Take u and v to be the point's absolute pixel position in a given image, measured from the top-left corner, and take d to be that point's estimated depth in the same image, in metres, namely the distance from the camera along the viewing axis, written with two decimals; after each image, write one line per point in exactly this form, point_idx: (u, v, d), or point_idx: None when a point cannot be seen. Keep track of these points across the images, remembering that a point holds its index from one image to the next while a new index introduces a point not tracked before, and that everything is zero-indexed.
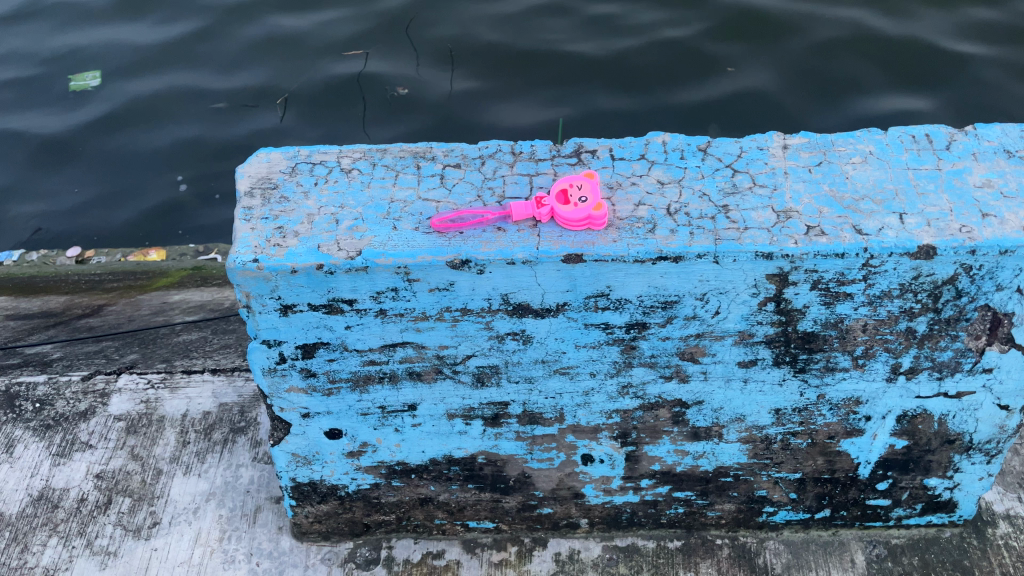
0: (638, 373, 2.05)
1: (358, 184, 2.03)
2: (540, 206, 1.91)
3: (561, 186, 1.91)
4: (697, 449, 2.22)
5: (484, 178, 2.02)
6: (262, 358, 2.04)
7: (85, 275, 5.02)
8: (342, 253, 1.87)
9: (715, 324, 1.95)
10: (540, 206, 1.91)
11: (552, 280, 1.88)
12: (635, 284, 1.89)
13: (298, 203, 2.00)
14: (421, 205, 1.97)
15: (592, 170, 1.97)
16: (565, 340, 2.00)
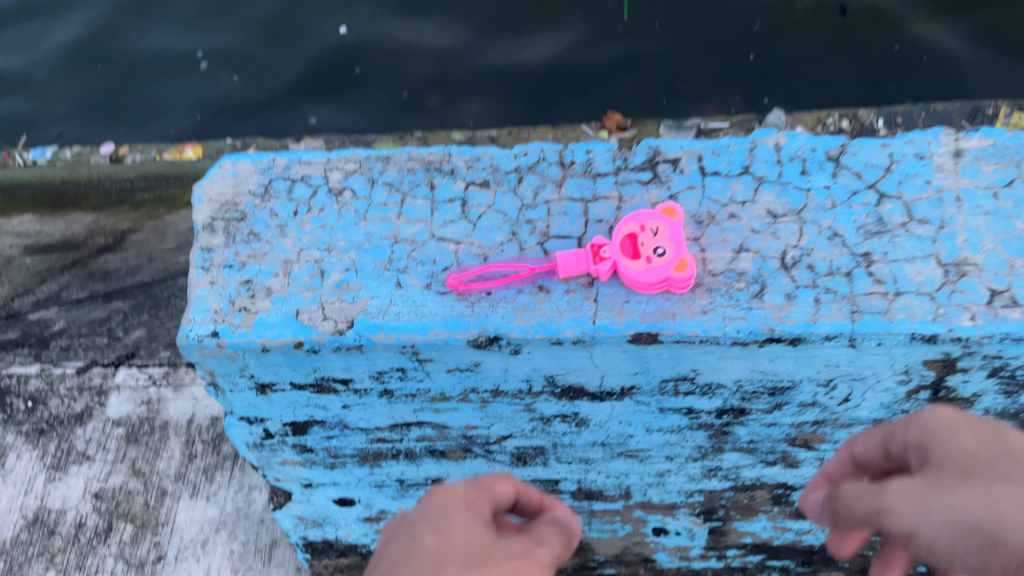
0: (730, 458, 1.55)
1: (350, 213, 1.49)
2: (598, 257, 1.34)
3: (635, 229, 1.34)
4: (802, 525, 1.73)
5: (522, 204, 1.45)
6: (243, 434, 1.61)
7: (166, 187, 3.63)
8: (326, 326, 1.38)
9: (843, 412, 1.42)
10: (596, 258, 1.34)
11: (616, 362, 1.35)
12: (732, 368, 1.35)
13: (271, 243, 1.48)
14: (434, 248, 1.43)
15: (672, 201, 1.38)
16: (633, 424, 1.49)
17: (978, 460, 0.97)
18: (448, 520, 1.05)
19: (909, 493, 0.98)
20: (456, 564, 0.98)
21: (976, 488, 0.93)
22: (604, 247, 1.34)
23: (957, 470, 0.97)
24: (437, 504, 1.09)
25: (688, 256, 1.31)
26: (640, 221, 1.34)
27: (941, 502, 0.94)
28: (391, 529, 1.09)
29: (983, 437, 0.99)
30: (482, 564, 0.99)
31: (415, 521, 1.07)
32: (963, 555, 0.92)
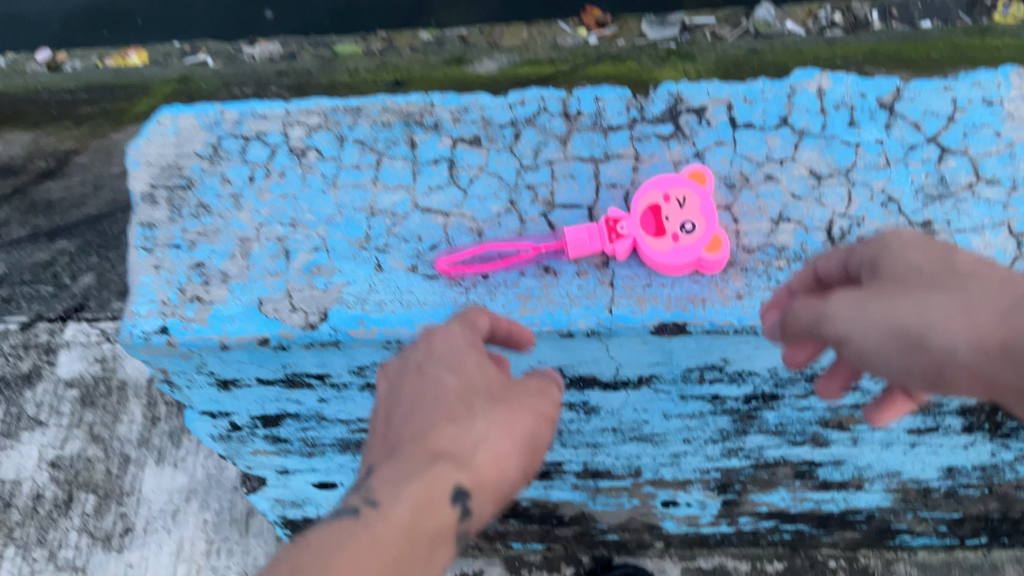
0: (754, 440, 1.40)
1: (317, 179, 1.26)
2: (614, 234, 1.13)
3: (659, 199, 1.13)
4: (822, 496, 1.60)
5: (520, 165, 1.23)
6: (207, 427, 1.42)
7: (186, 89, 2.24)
8: (295, 319, 1.18)
9: None
10: (613, 236, 1.13)
11: (635, 353, 1.17)
12: (768, 357, 1.17)
13: (224, 216, 1.25)
14: (418, 221, 1.22)
15: (701, 164, 1.17)
16: (649, 411, 1.32)
17: (922, 272, 0.89)
18: (463, 363, 1.01)
19: (854, 300, 0.92)
20: (482, 403, 0.99)
21: (916, 295, 0.86)
22: (622, 222, 1.13)
23: (898, 280, 0.90)
24: (441, 348, 1.01)
25: (723, 233, 1.12)
26: (664, 190, 1.14)
27: (878, 311, 0.88)
28: (393, 367, 1.05)
29: (938, 254, 0.90)
30: (506, 405, 1.00)
31: (425, 364, 1.01)
32: (896, 364, 0.86)
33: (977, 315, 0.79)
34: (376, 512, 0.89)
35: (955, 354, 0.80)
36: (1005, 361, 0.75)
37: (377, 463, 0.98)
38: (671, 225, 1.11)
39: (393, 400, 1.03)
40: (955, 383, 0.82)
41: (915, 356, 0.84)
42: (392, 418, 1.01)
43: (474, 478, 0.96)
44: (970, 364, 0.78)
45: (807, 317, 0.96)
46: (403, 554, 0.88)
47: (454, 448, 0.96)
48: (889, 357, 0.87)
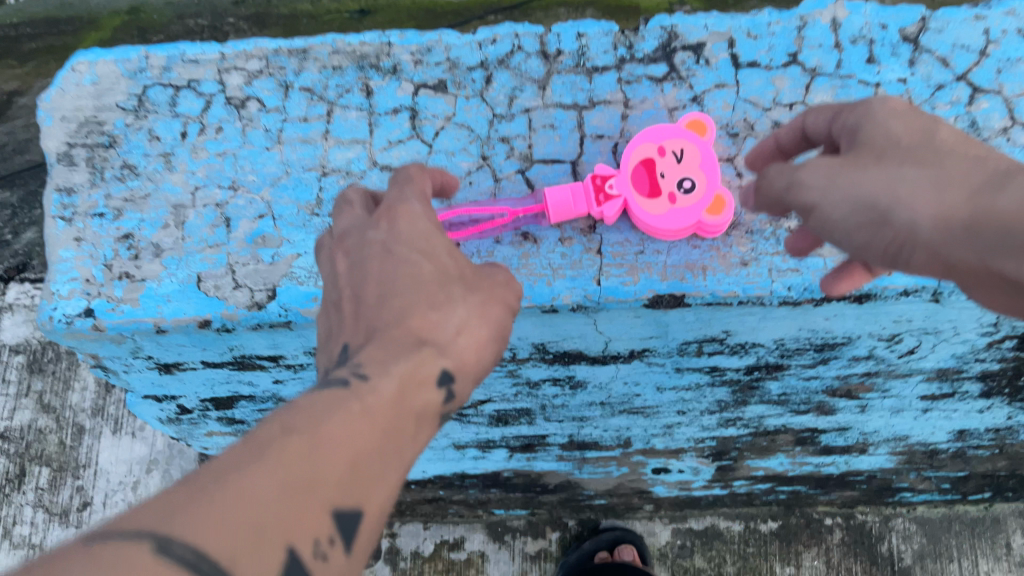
0: (754, 409, 1.28)
1: (259, 134, 1.10)
2: (602, 195, 0.98)
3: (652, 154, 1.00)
4: (823, 460, 1.50)
5: (493, 114, 1.08)
6: (152, 410, 1.29)
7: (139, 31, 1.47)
8: (240, 297, 1.04)
9: (903, 363, 1.14)
10: (601, 197, 0.98)
11: (626, 327, 1.04)
12: (775, 328, 1.04)
13: (153, 179, 1.09)
14: (377, 182, 1.07)
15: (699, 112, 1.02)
16: (641, 384, 1.20)
17: (901, 144, 0.80)
18: (432, 244, 0.85)
19: (828, 168, 0.83)
20: (459, 289, 0.83)
21: (889, 169, 0.79)
22: (611, 179, 0.98)
23: (873, 150, 0.81)
24: (410, 229, 0.84)
25: (726, 192, 0.97)
26: (659, 143, 1.00)
27: (851, 181, 0.80)
28: (354, 247, 0.87)
29: (919, 122, 0.81)
30: (483, 292, 0.84)
31: (393, 243, 0.84)
32: (856, 239, 0.82)
33: (947, 192, 0.74)
34: (366, 386, 0.71)
35: (917, 233, 0.76)
36: (968, 243, 0.71)
37: (354, 346, 0.78)
38: (665, 184, 0.98)
39: (357, 282, 0.84)
40: (913, 261, 0.78)
41: (878, 231, 0.79)
42: (360, 299, 0.83)
43: (458, 360, 0.80)
44: (932, 245, 0.75)
45: (780, 181, 0.86)
46: (394, 433, 0.70)
47: (433, 332, 0.79)
48: (853, 231, 0.81)
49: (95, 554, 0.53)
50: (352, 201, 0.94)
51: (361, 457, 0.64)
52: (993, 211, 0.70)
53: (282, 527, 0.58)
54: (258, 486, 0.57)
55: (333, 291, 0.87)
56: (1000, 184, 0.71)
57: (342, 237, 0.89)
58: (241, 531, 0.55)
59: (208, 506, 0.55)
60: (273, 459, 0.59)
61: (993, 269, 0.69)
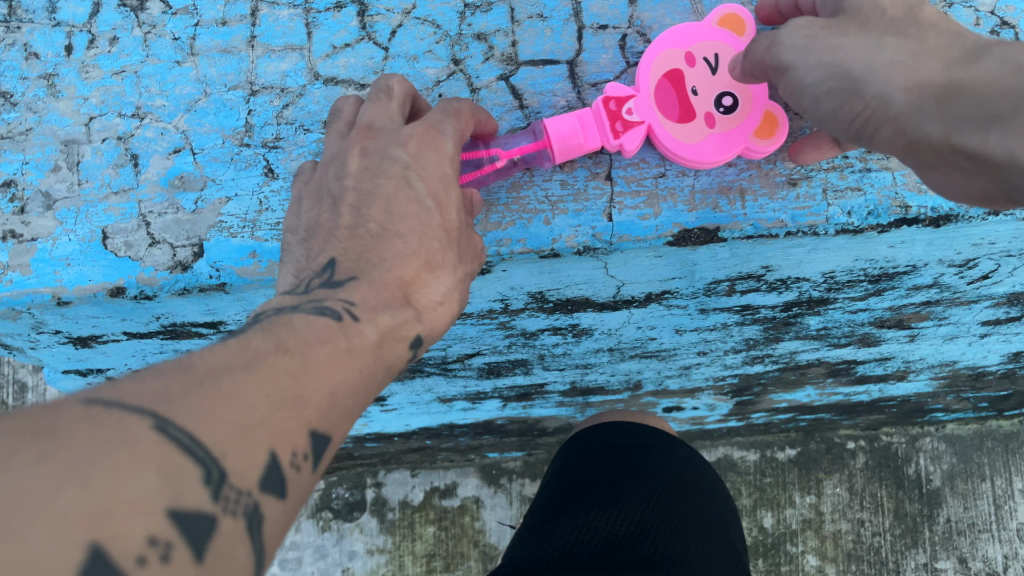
0: (786, 346, 1.10)
1: (165, 44, 0.86)
2: (619, 124, 0.76)
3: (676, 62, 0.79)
4: (855, 389, 1.34)
5: (464, 5, 0.85)
6: (78, 384, 1.09)
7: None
8: (158, 257, 0.82)
9: (970, 290, 0.95)
10: (618, 125, 0.76)
11: (645, 269, 0.84)
12: (827, 260, 0.85)
13: (34, 108, 0.85)
14: (321, 99, 0.84)
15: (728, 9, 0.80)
16: (657, 327, 1.00)
17: (885, 17, 0.69)
18: (448, 193, 0.69)
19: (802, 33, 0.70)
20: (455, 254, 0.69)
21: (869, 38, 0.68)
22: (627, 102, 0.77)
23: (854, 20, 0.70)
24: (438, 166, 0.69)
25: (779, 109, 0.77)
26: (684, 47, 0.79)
27: (826, 45, 0.68)
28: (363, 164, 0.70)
29: None
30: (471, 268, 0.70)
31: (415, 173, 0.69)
32: (823, 109, 0.69)
33: (924, 63, 0.65)
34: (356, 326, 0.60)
35: (890, 102, 0.65)
36: (941, 116, 0.61)
37: (339, 274, 0.65)
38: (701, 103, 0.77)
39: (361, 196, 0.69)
40: (879, 137, 0.67)
41: (848, 101, 0.67)
42: (361, 219, 0.68)
43: (433, 331, 0.67)
44: (904, 117, 0.64)
45: (756, 48, 0.71)
46: (373, 381, 0.60)
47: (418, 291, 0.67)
48: (820, 99, 0.69)
49: (97, 415, 0.45)
50: (391, 92, 0.74)
51: (341, 389, 0.56)
52: (972, 81, 0.60)
53: (267, 430, 0.50)
54: (253, 389, 0.50)
55: (333, 184, 0.71)
56: (978, 55, 0.62)
57: (367, 130, 0.72)
58: (230, 425, 0.48)
59: (207, 395, 0.48)
60: (266, 366, 0.52)
61: (960, 142, 0.60)
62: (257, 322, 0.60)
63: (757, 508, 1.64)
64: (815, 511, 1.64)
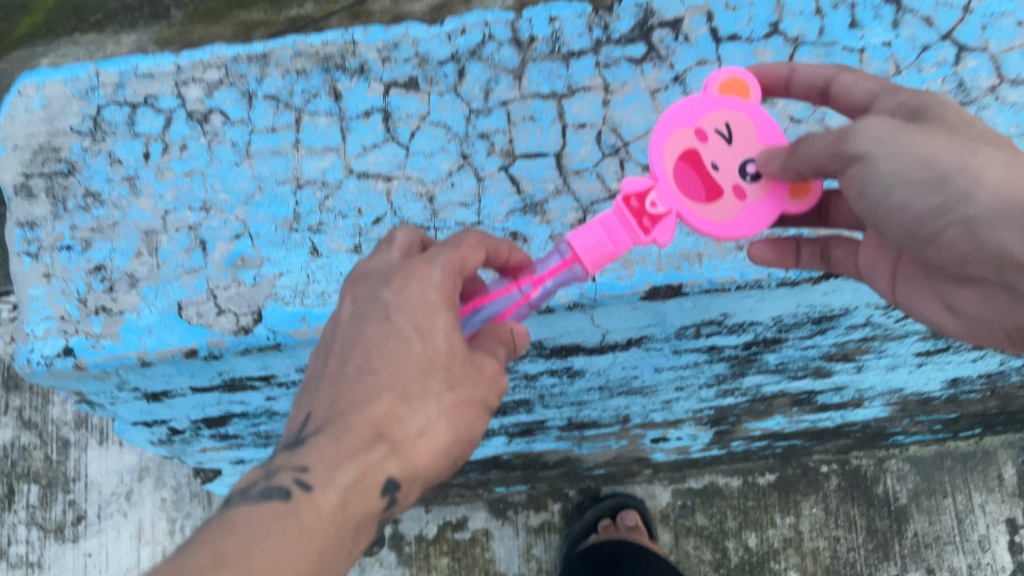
0: (751, 379, 1.28)
1: (226, 149, 1.05)
2: (647, 220, 0.84)
3: (697, 136, 0.89)
4: (819, 416, 1.51)
5: (469, 110, 1.04)
6: (143, 435, 1.27)
7: (75, 10, 1.44)
8: (225, 323, 1.00)
9: (898, 327, 1.13)
10: (646, 222, 0.84)
11: (625, 319, 1.02)
12: (773, 307, 1.03)
13: (119, 205, 1.04)
14: (355, 191, 1.03)
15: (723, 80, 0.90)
16: (639, 367, 1.18)
17: (972, 127, 0.78)
18: (433, 321, 0.80)
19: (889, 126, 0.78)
20: (438, 384, 0.81)
21: (961, 139, 0.76)
22: (651, 196, 0.85)
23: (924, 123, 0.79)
24: (416, 298, 0.80)
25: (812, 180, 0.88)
26: (697, 127, 0.88)
27: (907, 141, 0.76)
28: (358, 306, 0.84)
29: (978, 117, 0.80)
30: (461, 393, 0.82)
31: (394, 308, 0.82)
32: (892, 200, 0.77)
33: (1011, 175, 0.73)
34: (308, 497, 0.76)
35: (971, 203, 0.73)
36: (1017, 227, 0.71)
37: (311, 426, 0.81)
38: (727, 178, 0.88)
39: (345, 343, 0.83)
40: (942, 235, 0.77)
41: (926, 195, 0.75)
42: (342, 364, 0.82)
43: (410, 463, 0.81)
44: (981, 221, 0.73)
45: (826, 138, 0.79)
46: (333, 548, 0.77)
47: (395, 426, 0.80)
48: (894, 190, 0.77)
49: None
50: (393, 241, 0.88)
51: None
52: None
53: None
54: None
55: (328, 338, 0.85)
56: None
57: (356, 279, 0.87)
58: None
59: None
60: None
61: None
62: (212, 522, 0.77)
63: (741, 530, 1.80)
64: (795, 531, 1.80)
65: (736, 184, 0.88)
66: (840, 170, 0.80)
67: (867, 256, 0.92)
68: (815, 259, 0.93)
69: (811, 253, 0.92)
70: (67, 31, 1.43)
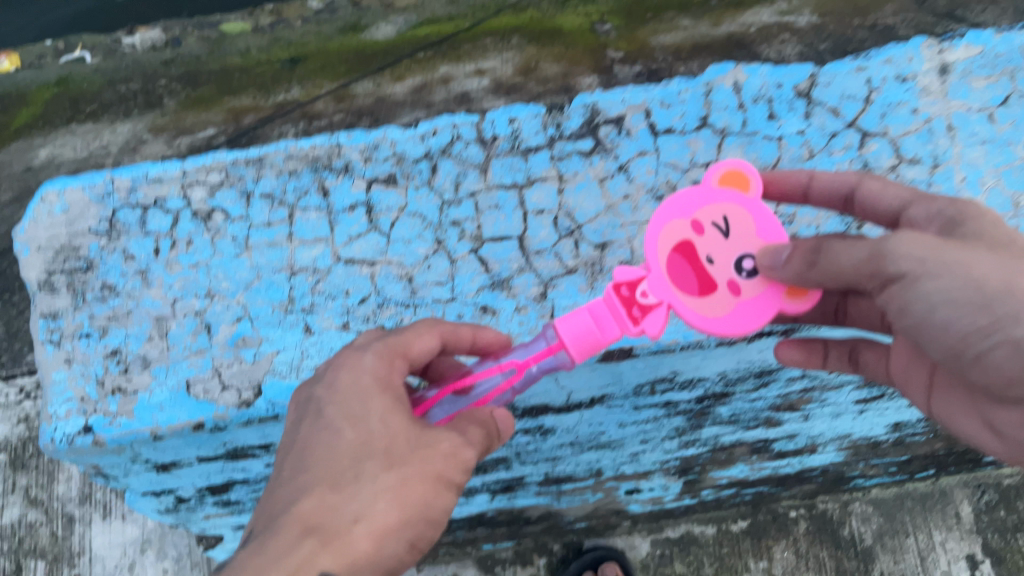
0: (709, 430, 1.40)
1: (227, 242, 1.19)
2: (637, 310, 0.88)
3: (694, 229, 0.91)
4: (779, 462, 1.63)
5: (442, 201, 1.19)
6: (151, 504, 1.37)
7: (73, 101, 1.68)
8: (229, 398, 1.11)
9: (834, 378, 1.26)
10: (635, 311, 0.88)
11: (585, 380, 1.15)
12: (717, 364, 1.16)
13: (133, 295, 1.17)
14: (343, 275, 1.16)
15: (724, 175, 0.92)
16: (604, 423, 1.31)
17: (1011, 243, 0.83)
18: (365, 406, 0.89)
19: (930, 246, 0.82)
20: (374, 465, 0.85)
21: (1003, 259, 0.80)
22: (640, 285, 0.89)
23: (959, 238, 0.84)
24: (346, 386, 0.90)
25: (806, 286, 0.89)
26: (692, 221, 0.91)
27: (950, 261, 0.81)
28: (303, 398, 0.95)
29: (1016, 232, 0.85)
30: (405, 471, 0.85)
31: (324, 404, 0.91)
32: (935, 317, 0.83)
33: None
34: None
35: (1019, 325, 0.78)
36: None
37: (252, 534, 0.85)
38: (723, 273, 0.90)
39: (287, 453, 0.91)
40: (987, 354, 0.82)
41: (971, 316, 0.80)
42: (281, 474, 0.90)
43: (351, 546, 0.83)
44: None
45: (859, 254, 0.83)
46: None
47: (330, 515, 0.84)
48: (938, 309, 0.82)
49: None
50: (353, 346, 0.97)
51: None
52: None
53: None
54: None
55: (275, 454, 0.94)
56: None
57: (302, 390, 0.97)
58: None
59: None
60: None
61: None
62: None
63: None
64: None
65: (730, 281, 0.90)
66: (878, 284, 0.84)
67: (899, 365, 1.07)
68: (843, 359, 1.08)
69: (839, 355, 1.08)
70: (65, 121, 1.66)
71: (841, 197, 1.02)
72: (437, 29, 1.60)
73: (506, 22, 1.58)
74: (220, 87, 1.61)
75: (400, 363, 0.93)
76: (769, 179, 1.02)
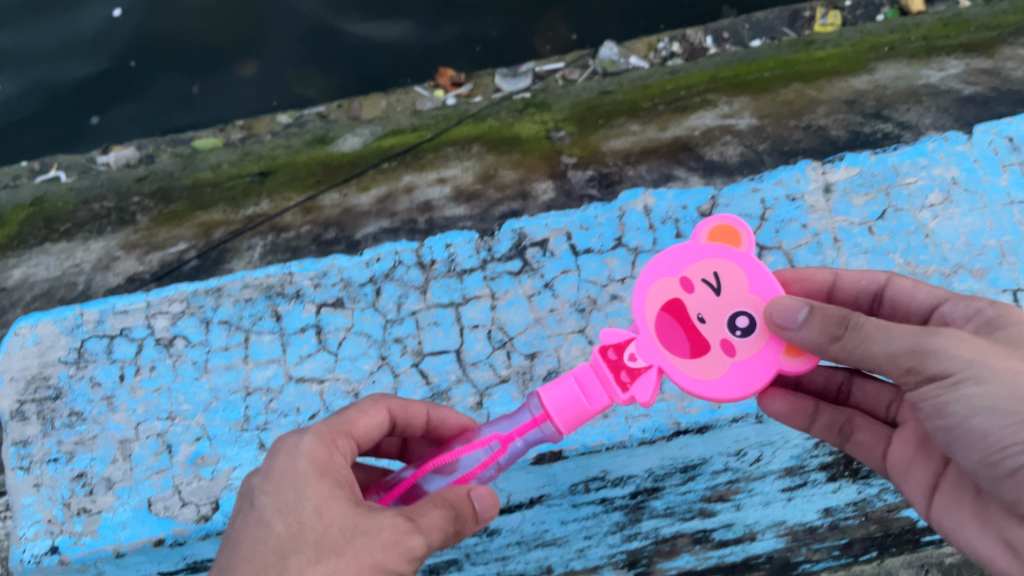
0: (648, 523, 1.48)
1: (187, 366, 1.29)
2: (625, 377, 0.89)
3: (685, 288, 0.93)
4: (723, 551, 1.70)
5: (385, 320, 1.30)
6: None
7: (46, 221, 1.78)
8: (187, 514, 1.18)
9: (755, 469, 1.37)
10: (623, 376, 0.89)
11: (521, 481, 1.24)
12: (642, 461, 1.26)
13: (99, 420, 1.27)
14: (294, 393, 1.26)
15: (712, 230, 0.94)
16: (547, 521, 1.39)
17: None
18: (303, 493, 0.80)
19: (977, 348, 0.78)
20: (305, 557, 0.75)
21: None
22: (628, 348, 0.91)
23: (1001, 342, 0.81)
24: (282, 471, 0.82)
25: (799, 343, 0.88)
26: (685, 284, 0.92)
27: (999, 368, 0.77)
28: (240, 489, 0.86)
29: None
30: (335, 563, 0.74)
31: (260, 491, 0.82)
32: (973, 423, 0.77)
33: None
34: None
35: None
36: None
37: None
38: (716, 332, 0.90)
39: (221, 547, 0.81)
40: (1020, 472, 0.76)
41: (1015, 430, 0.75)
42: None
43: None
44: None
45: (896, 344, 0.78)
46: None
47: None
48: (977, 415, 0.77)
49: None
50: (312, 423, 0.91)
51: None
52: None
53: None
54: None
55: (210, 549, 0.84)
56: None
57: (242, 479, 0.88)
58: None
59: None
60: None
61: None
62: None
63: None
64: None
65: (724, 340, 0.90)
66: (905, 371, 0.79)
67: (900, 456, 1.01)
68: (831, 427, 1.08)
69: (828, 422, 1.08)
70: (39, 240, 1.73)
71: (869, 295, 1.01)
72: (401, 140, 1.81)
73: (464, 138, 1.77)
74: (192, 203, 1.74)
75: (342, 441, 0.89)
76: (793, 278, 1.03)
